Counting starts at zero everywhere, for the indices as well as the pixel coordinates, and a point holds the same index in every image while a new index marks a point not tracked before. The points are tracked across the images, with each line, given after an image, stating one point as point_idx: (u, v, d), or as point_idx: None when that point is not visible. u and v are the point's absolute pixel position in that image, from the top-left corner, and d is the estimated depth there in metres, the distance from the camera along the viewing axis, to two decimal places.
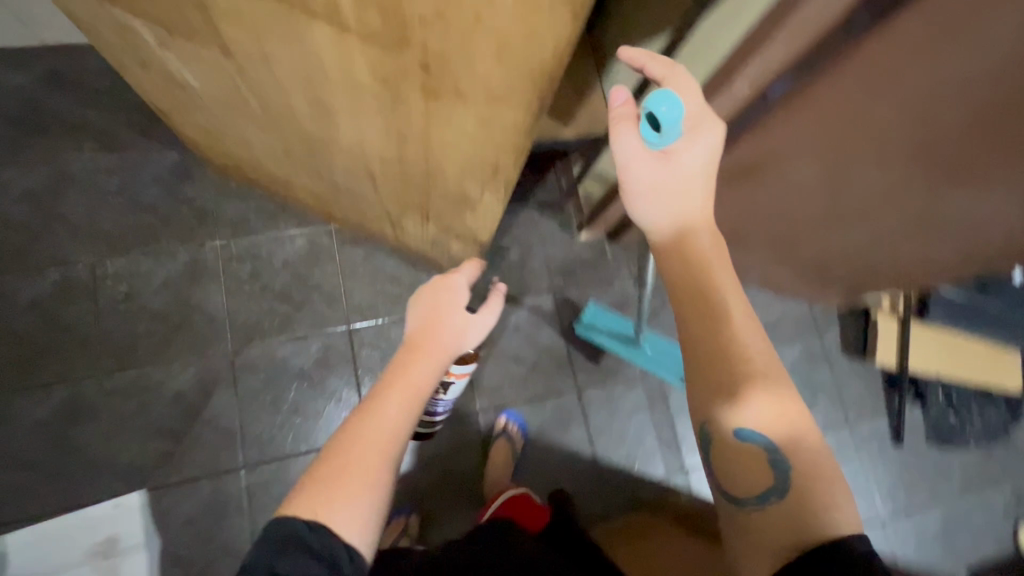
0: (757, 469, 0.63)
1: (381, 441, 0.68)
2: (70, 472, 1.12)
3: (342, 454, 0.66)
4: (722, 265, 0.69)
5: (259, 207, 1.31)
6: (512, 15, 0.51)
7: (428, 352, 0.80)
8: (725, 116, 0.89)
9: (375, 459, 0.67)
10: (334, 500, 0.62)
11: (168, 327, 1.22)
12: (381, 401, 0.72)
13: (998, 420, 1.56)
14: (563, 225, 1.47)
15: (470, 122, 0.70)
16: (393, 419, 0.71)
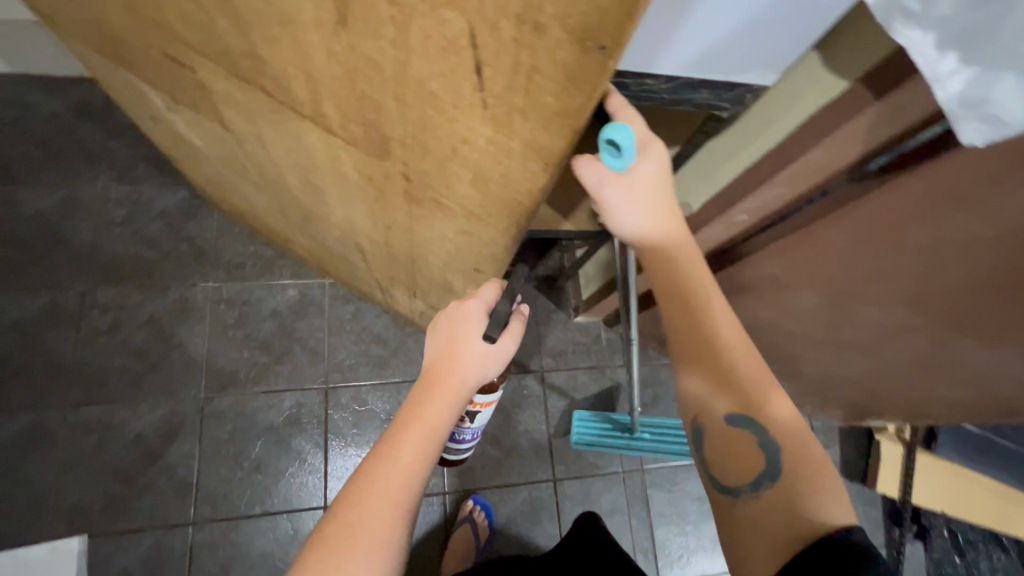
0: (746, 456, 0.59)
1: (391, 499, 0.55)
2: (17, 505, 1.09)
3: (352, 518, 0.54)
4: (710, 277, 0.61)
5: (257, 254, 1.31)
6: (485, 154, 0.49)
7: (448, 385, 0.63)
8: (723, 237, 0.85)
9: (386, 523, 0.54)
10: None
11: (145, 365, 1.21)
12: (392, 447, 0.58)
13: (1005, 569, 1.44)
14: (559, 304, 1.44)
15: (451, 230, 0.68)
16: (407, 471, 0.57)
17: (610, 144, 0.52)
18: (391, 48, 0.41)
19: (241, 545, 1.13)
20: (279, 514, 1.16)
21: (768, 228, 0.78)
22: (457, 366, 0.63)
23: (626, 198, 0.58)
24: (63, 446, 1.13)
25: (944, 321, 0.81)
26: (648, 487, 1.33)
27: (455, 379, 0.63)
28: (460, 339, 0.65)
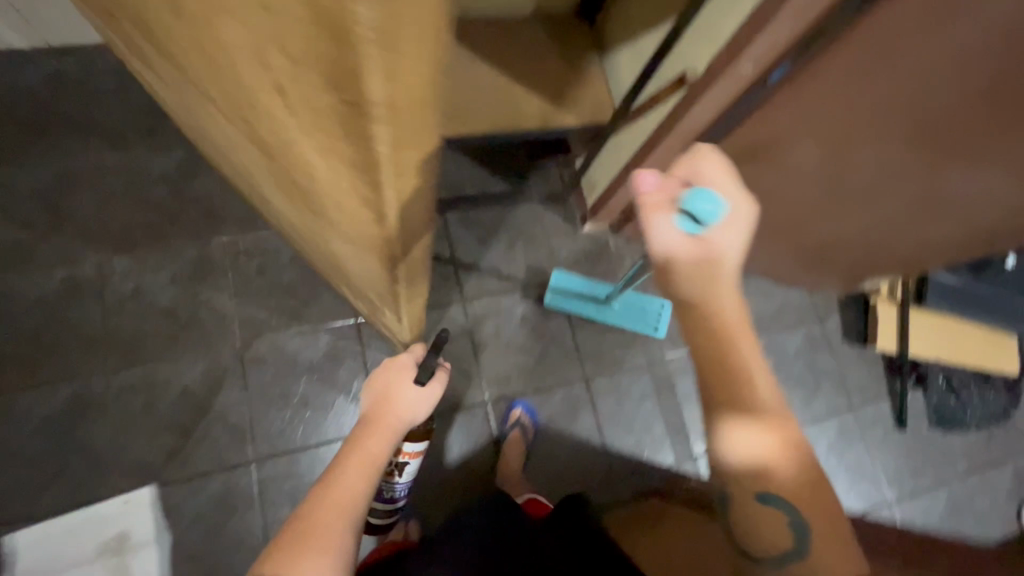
0: (774, 526, 0.64)
1: (340, 505, 0.74)
2: (82, 468, 1.12)
3: (309, 523, 0.71)
4: (752, 350, 0.69)
5: None
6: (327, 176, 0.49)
7: (383, 425, 0.83)
8: (728, 98, 0.90)
9: (334, 528, 0.71)
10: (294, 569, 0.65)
11: (176, 323, 1.22)
12: (338, 473, 0.77)
13: (997, 402, 1.58)
14: (567, 217, 1.49)
15: (343, 242, 0.70)
16: (351, 489, 0.76)
17: (693, 214, 0.71)
18: (218, 52, 0.40)
19: (304, 474, 1.19)
20: (335, 442, 1.22)
21: (771, 78, 0.83)
22: (394, 408, 0.84)
23: (682, 244, 0.72)
24: (111, 411, 1.16)
25: (935, 150, 0.87)
26: (672, 373, 1.43)
27: (392, 418, 0.84)
28: (393, 385, 0.86)
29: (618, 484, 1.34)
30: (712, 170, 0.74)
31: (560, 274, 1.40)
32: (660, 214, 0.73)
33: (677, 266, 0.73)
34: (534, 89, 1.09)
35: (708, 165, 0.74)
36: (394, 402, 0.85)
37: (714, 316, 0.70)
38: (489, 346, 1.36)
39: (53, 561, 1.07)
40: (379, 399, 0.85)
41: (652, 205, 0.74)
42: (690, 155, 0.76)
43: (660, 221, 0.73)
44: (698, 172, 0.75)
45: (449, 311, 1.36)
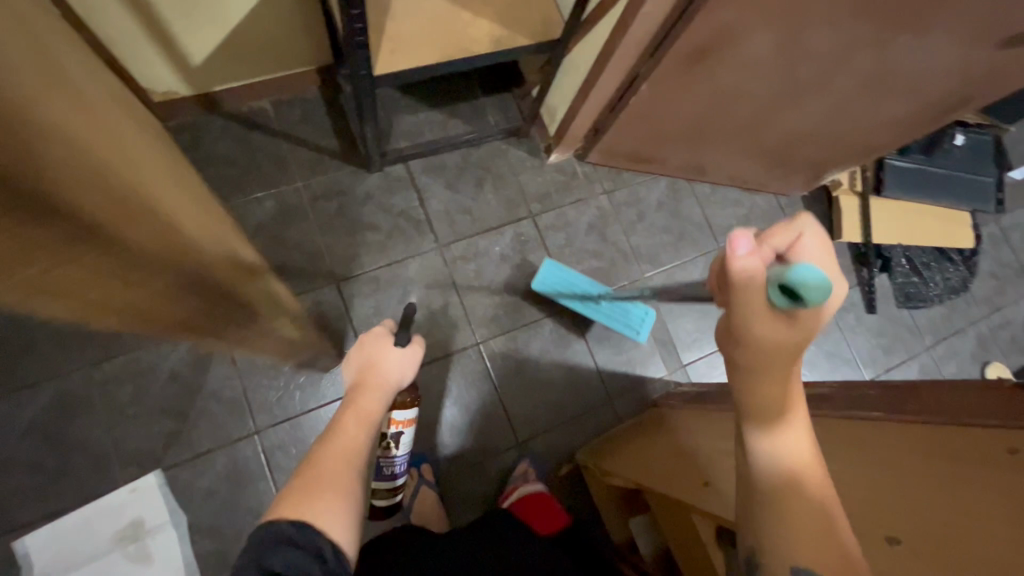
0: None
1: (345, 454, 0.82)
2: (80, 465, 1.10)
3: (320, 469, 0.78)
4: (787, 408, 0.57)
5: (222, 176, 1.30)
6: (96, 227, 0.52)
7: (373, 385, 0.91)
8: None
9: (343, 472, 0.79)
10: (311, 509, 0.72)
11: None
12: (338, 428, 0.85)
13: (956, 275, 1.68)
14: (531, 151, 1.48)
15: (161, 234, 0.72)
16: (351, 440, 0.84)
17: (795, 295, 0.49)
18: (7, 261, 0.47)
19: (309, 438, 1.20)
20: (335, 403, 1.23)
21: None
22: (384, 371, 0.92)
23: (773, 322, 0.52)
24: (99, 404, 1.13)
25: (880, 15, 0.90)
26: (653, 291, 1.50)
27: (381, 380, 0.92)
28: (377, 351, 0.94)
29: (616, 402, 1.38)
30: (811, 251, 0.53)
31: (550, 264, 1.35)
32: (755, 286, 0.50)
33: (758, 335, 0.53)
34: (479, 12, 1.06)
35: (806, 246, 0.53)
36: (382, 367, 0.93)
37: (773, 378, 0.56)
38: (473, 289, 1.36)
39: (68, 558, 1.06)
40: (366, 366, 0.93)
41: (746, 275, 0.50)
42: (787, 221, 0.54)
43: (753, 293, 0.51)
44: (797, 248, 0.54)
45: (428, 259, 1.35)
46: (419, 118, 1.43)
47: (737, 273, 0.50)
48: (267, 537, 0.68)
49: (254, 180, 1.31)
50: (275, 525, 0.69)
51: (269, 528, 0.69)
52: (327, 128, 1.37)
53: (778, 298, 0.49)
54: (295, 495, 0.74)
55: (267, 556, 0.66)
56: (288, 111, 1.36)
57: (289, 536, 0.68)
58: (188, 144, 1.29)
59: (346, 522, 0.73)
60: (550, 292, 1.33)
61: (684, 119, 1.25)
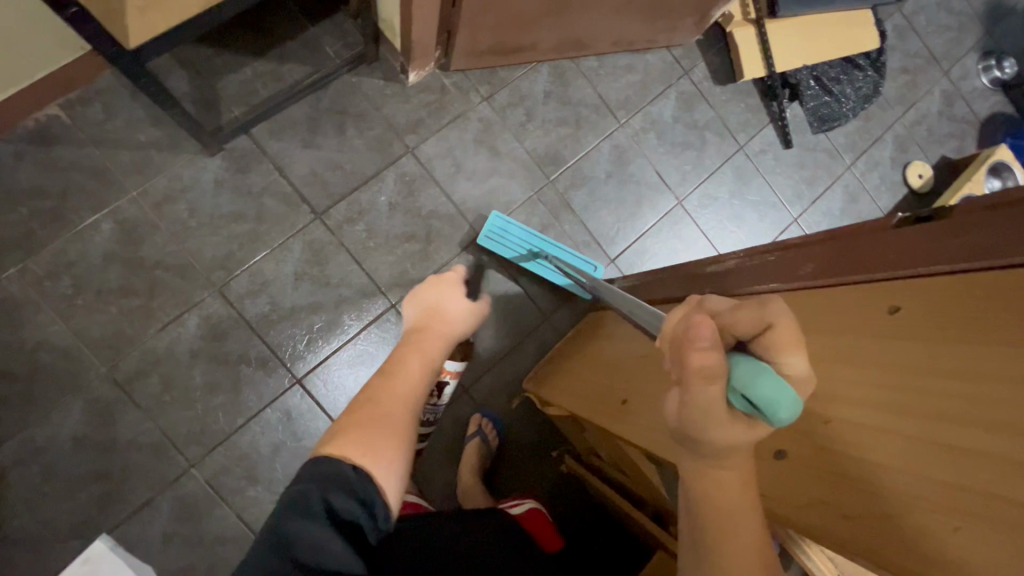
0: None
1: (406, 396, 0.75)
2: (16, 558, 1.05)
3: (383, 405, 0.71)
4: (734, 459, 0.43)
5: (35, 211, 1.11)
6: None
7: (437, 332, 0.87)
8: None
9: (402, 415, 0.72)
10: (368, 450, 0.64)
11: (20, 383, 1.07)
12: (402, 363, 0.79)
13: (866, 81, 1.60)
14: (387, 77, 1.29)
15: None
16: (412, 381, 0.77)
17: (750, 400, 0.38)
18: None
19: (250, 453, 1.15)
20: (264, 412, 1.16)
21: None
22: (446, 320, 0.89)
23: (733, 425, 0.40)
24: (11, 492, 1.05)
25: None
26: (564, 193, 1.40)
27: (445, 327, 0.89)
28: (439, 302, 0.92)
29: (554, 317, 1.34)
30: (781, 348, 0.40)
31: (500, 217, 1.29)
32: (713, 387, 0.39)
33: (712, 437, 0.41)
34: None
35: (773, 341, 0.40)
36: (444, 317, 0.90)
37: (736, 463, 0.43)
38: (372, 248, 1.25)
39: None
40: (427, 313, 0.90)
41: (703, 374, 0.39)
42: (756, 304, 0.41)
43: (713, 395, 0.39)
44: (764, 340, 0.41)
45: (311, 233, 1.22)
46: (244, 74, 1.21)
47: (694, 368, 0.39)
48: (327, 472, 0.61)
49: (77, 203, 1.12)
50: (337, 463, 0.62)
51: (329, 463, 0.62)
52: (139, 119, 1.16)
53: (740, 403, 0.39)
54: (361, 433, 0.66)
55: (326, 494, 0.59)
56: (83, 110, 1.13)
57: (346, 478, 0.61)
58: None
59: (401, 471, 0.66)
60: (493, 245, 1.28)
61: None
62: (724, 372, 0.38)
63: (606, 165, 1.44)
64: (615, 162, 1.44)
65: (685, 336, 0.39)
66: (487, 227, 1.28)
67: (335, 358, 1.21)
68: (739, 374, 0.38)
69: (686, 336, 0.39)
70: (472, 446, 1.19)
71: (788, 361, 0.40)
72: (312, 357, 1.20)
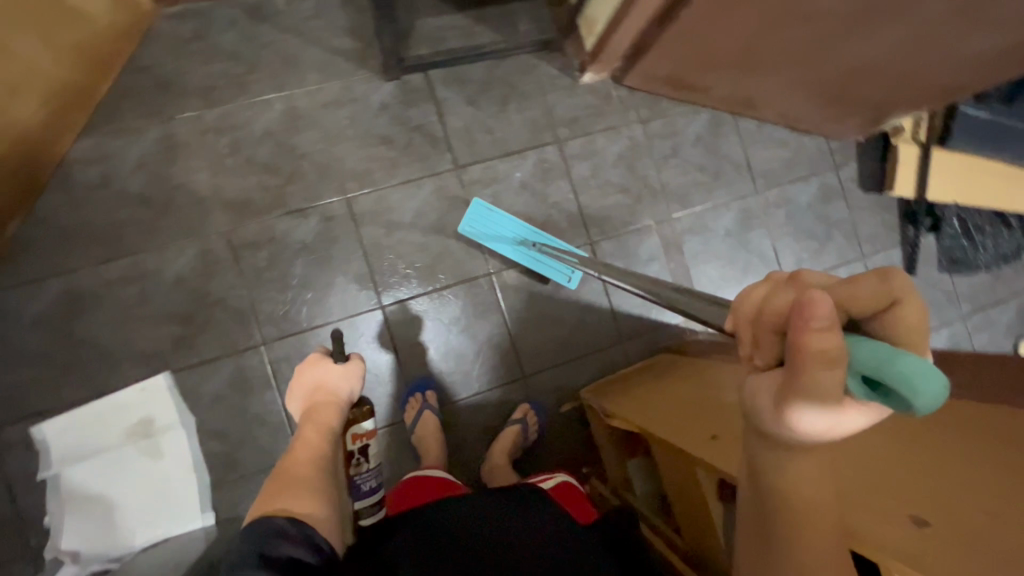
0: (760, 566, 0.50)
1: (315, 456, 0.83)
2: (87, 361, 1.12)
3: (288, 477, 0.78)
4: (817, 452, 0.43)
5: (224, 71, 1.20)
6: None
7: (327, 402, 0.91)
8: None
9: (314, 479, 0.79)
10: (291, 510, 0.71)
11: (153, 210, 1.16)
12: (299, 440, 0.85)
13: (1011, 242, 1.53)
14: (563, 69, 1.35)
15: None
16: (316, 448, 0.84)
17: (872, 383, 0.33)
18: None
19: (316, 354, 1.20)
20: (341, 322, 1.21)
21: None
22: (332, 388, 0.91)
23: (842, 411, 0.36)
24: (107, 303, 1.14)
25: None
26: (680, 234, 1.41)
27: (334, 395, 0.91)
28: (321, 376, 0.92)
29: (628, 344, 1.35)
30: (907, 327, 0.34)
31: (481, 205, 1.27)
32: (831, 373, 0.33)
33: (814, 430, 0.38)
34: None
35: (896, 321, 0.34)
36: (330, 385, 0.92)
37: (813, 465, 0.43)
38: (491, 215, 1.29)
39: (84, 447, 1.11)
40: (314, 387, 0.92)
41: (824, 359, 0.33)
42: (878, 275, 0.34)
43: (827, 382, 0.34)
44: (884, 321, 0.34)
45: (444, 180, 1.28)
46: (442, 20, 1.29)
47: (810, 352, 0.33)
48: (261, 530, 0.66)
49: (262, 79, 1.22)
50: (267, 521, 0.67)
51: (261, 522, 0.67)
52: (339, 26, 1.25)
53: (860, 389, 0.33)
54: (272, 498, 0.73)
55: (264, 546, 0.64)
56: (298, 2, 1.23)
57: (276, 529, 0.66)
58: (192, 33, 1.19)
59: (328, 515, 0.74)
60: (478, 236, 1.26)
61: (729, 48, 1.09)
62: (845, 355, 0.33)
63: (727, 224, 1.44)
64: (738, 224, 1.45)
65: (798, 314, 0.33)
66: (467, 218, 1.26)
67: (418, 301, 1.25)
68: (864, 355, 0.32)
69: (798, 314, 0.33)
70: (506, 433, 1.20)
71: (913, 343, 0.34)
72: (401, 291, 1.25)
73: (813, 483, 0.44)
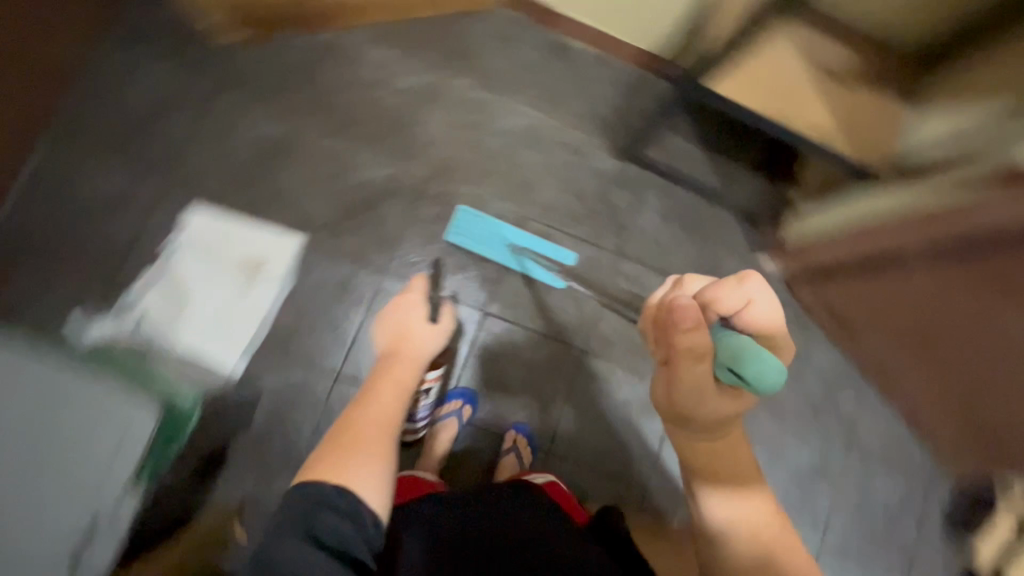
0: None
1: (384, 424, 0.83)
2: (260, 190, 1.28)
3: (356, 429, 0.80)
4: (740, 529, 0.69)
5: (508, 71, 1.40)
6: None
7: (404, 357, 0.95)
8: (971, 234, 0.81)
9: (377, 437, 0.79)
10: (344, 469, 0.72)
11: (387, 125, 1.34)
12: (374, 392, 0.87)
13: None
14: (752, 242, 1.44)
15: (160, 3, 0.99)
16: (386, 404, 0.86)
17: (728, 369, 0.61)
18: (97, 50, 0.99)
19: None
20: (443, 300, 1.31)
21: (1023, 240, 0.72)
22: (412, 339, 0.97)
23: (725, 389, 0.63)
24: (305, 162, 1.30)
25: None
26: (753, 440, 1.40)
27: (414, 350, 0.96)
28: (408, 326, 0.98)
29: (652, 499, 1.30)
30: (758, 323, 0.64)
31: (467, 211, 1.33)
32: (698, 362, 0.62)
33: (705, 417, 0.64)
34: (816, 101, 1.05)
35: (750, 312, 0.64)
36: (411, 336, 0.98)
37: (740, 551, 0.68)
38: (617, 308, 1.36)
39: (207, 248, 1.24)
40: (397, 335, 0.98)
41: (691, 350, 0.61)
42: (732, 283, 0.64)
43: (698, 369, 0.62)
44: (739, 313, 0.65)
45: (601, 256, 1.37)
46: (685, 145, 1.45)
47: (683, 348, 0.61)
48: (310, 496, 0.68)
49: (527, 94, 1.40)
50: (317, 487, 0.68)
51: (310, 486, 0.69)
52: (611, 97, 1.42)
53: (724, 374, 0.61)
54: (331, 458, 0.74)
55: (312, 518, 0.66)
56: (594, 61, 1.43)
57: (328, 501, 0.67)
58: (506, 32, 1.41)
59: (380, 481, 0.73)
60: (465, 243, 1.32)
61: (905, 327, 1.10)
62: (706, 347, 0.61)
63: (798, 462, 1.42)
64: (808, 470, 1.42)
65: (677, 325, 0.61)
66: (453, 221, 1.32)
67: (511, 329, 1.32)
68: (721, 348, 0.62)
69: (676, 326, 0.61)
70: (506, 461, 1.23)
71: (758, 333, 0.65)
72: (507, 312, 1.33)
73: (745, 543, 0.68)
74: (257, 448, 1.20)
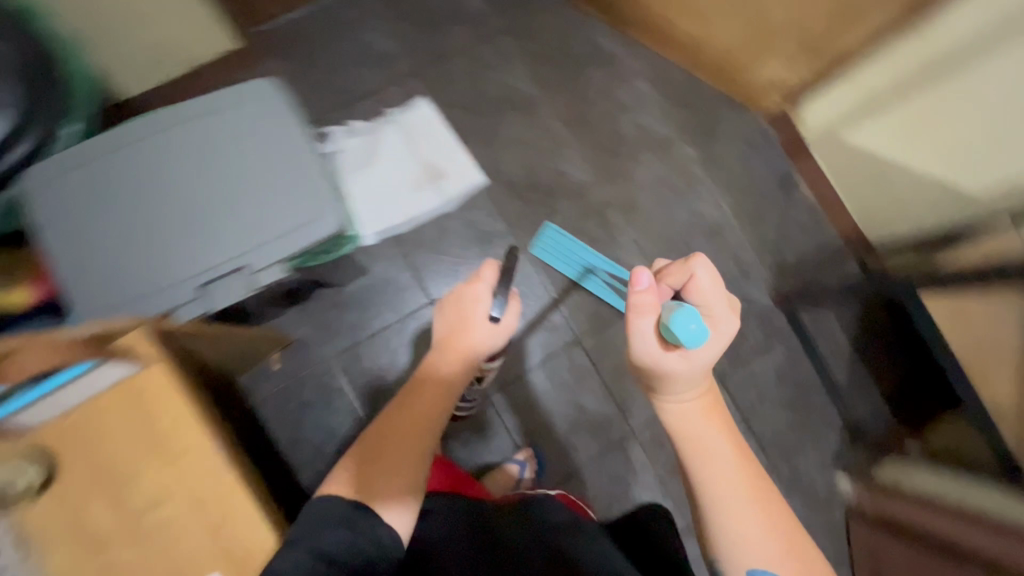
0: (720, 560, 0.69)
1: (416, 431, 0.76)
2: (480, 122, 1.37)
3: (385, 442, 0.74)
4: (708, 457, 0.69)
5: (734, 169, 1.44)
6: None
7: (456, 350, 0.85)
8: None
9: (413, 448, 0.74)
10: (367, 487, 0.68)
11: (609, 144, 1.41)
12: (416, 396, 0.81)
13: None
14: (840, 456, 1.36)
15: None
16: (427, 408, 0.79)
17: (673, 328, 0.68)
18: None
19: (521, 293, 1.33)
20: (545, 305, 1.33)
21: None
22: (469, 334, 0.85)
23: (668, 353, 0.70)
24: (527, 126, 1.39)
25: None
26: None
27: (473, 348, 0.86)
28: (470, 322, 0.86)
29: None
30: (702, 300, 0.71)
31: (553, 230, 1.35)
32: (645, 318, 0.70)
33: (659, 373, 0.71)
34: (1010, 383, 1.02)
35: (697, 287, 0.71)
36: (469, 331, 0.86)
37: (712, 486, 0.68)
38: None
39: (412, 136, 1.34)
40: (452, 325, 0.87)
41: (640, 305, 0.70)
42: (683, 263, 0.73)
43: (646, 325, 0.70)
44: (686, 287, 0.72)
45: None
46: (838, 332, 1.41)
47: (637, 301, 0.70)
48: (317, 513, 0.63)
49: (737, 199, 1.43)
50: (325, 502, 0.64)
51: (317, 508, 0.64)
52: (802, 248, 1.42)
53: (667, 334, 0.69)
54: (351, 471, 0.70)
55: (315, 538, 0.60)
56: (810, 211, 1.44)
57: (338, 516, 0.63)
58: (755, 139, 1.45)
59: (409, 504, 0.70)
60: (549, 260, 1.33)
61: None
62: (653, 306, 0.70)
63: None
64: None
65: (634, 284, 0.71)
66: (537, 241, 1.34)
67: (584, 370, 1.32)
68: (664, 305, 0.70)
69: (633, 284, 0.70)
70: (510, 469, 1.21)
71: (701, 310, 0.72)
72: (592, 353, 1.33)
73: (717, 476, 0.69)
74: (332, 308, 1.27)
